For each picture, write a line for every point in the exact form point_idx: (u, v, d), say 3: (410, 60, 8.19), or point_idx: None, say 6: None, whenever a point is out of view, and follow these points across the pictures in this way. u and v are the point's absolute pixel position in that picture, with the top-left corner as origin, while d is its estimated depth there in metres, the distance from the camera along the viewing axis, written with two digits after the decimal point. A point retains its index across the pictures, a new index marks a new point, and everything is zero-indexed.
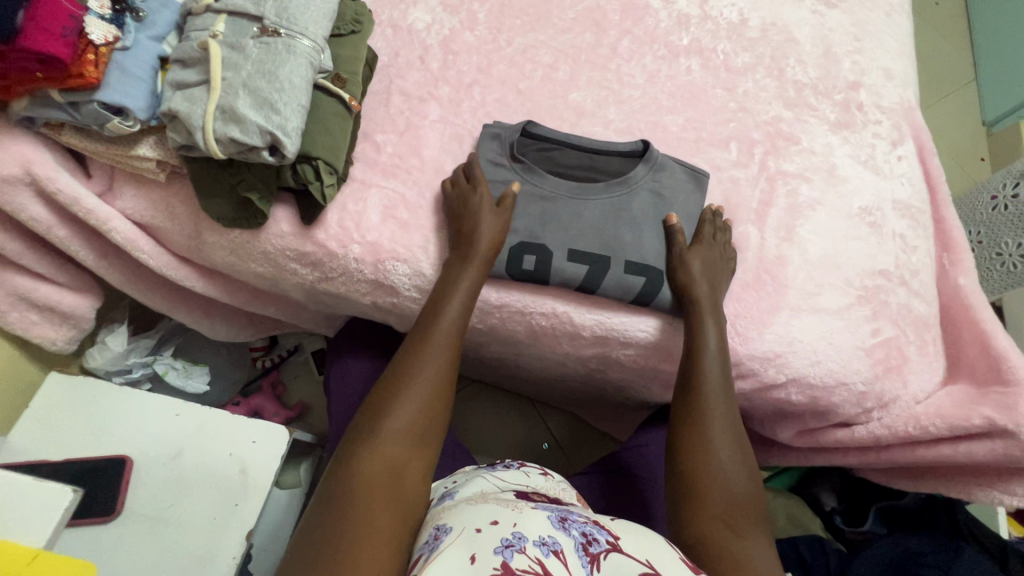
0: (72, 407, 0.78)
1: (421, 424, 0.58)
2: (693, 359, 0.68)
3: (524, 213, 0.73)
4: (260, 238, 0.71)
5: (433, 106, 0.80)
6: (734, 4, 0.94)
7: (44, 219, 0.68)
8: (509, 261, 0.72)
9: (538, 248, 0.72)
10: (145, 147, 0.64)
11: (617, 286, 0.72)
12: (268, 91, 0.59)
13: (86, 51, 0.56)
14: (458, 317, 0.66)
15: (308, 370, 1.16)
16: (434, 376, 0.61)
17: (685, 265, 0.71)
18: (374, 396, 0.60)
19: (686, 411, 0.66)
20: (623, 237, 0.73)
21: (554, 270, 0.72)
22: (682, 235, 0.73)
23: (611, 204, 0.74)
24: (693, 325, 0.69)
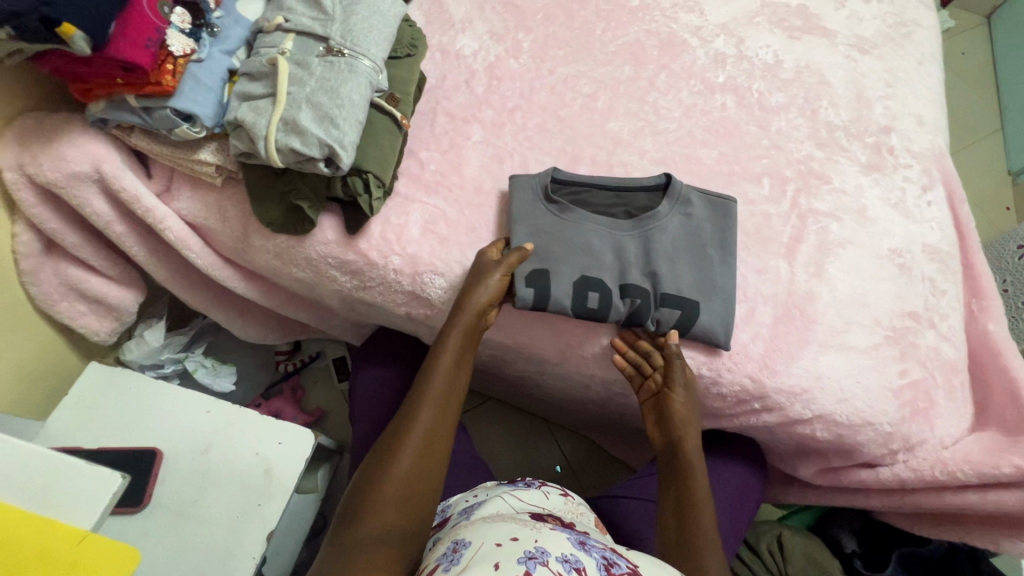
0: (108, 397, 0.81)
1: (409, 495, 0.59)
2: (690, 498, 0.70)
3: (573, 251, 0.74)
4: (305, 245, 0.73)
5: (476, 128, 0.83)
6: (769, 46, 0.99)
7: (104, 215, 0.71)
8: (574, 297, 0.72)
9: (600, 284, 0.73)
10: (207, 152, 0.68)
11: (655, 317, 0.74)
12: (329, 106, 0.63)
13: (165, 62, 0.60)
14: (449, 371, 0.68)
15: (328, 377, 1.18)
16: (425, 443, 0.62)
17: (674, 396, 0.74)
18: (369, 462, 0.61)
19: (681, 541, 0.66)
20: (659, 270, 0.74)
21: (613, 309, 0.73)
22: (684, 370, 0.72)
23: (645, 236, 0.76)
24: (683, 469, 0.73)
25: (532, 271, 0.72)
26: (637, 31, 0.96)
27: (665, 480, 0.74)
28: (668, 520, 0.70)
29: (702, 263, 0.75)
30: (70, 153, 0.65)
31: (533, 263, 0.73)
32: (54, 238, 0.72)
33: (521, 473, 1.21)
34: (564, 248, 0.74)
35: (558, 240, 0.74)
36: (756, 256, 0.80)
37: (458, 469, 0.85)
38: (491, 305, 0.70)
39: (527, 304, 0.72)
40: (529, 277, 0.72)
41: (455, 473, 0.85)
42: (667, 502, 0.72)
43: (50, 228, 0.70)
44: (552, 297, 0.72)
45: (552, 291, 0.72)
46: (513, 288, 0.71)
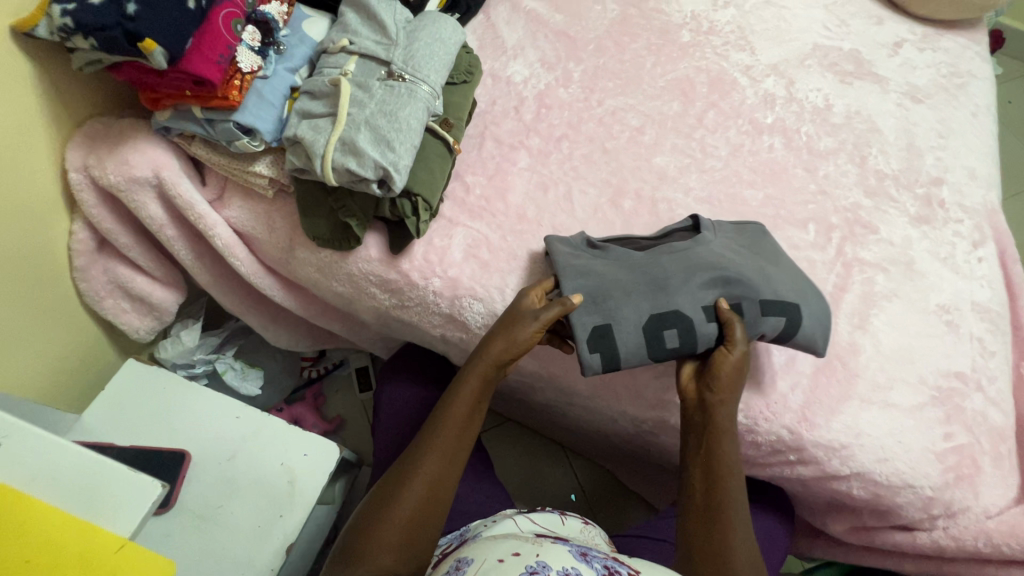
0: (143, 395, 0.82)
1: (409, 541, 0.59)
2: (720, 466, 0.65)
3: (628, 293, 0.69)
4: (348, 261, 0.74)
5: (523, 154, 0.84)
6: (820, 89, 0.98)
7: (159, 219, 0.72)
8: (652, 346, 0.68)
9: (678, 319, 0.68)
10: (263, 164, 0.69)
11: (759, 327, 0.68)
12: (387, 129, 0.63)
13: (233, 77, 0.62)
14: (462, 418, 0.66)
15: (348, 386, 1.19)
16: (430, 486, 0.62)
17: (726, 360, 0.67)
18: (375, 498, 0.62)
19: (707, 513, 0.63)
20: (737, 284, 0.69)
21: (697, 340, 0.68)
22: (744, 331, 0.67)
23: (686, 257, 0.71)
24: (714, 432, 0.66)
25: (595, 329, 0.68)
26: (686, 67, 0.97)
27: (691, 437, 0.69)
28: (695, 485, 0.66)
29: (764, 272, 0.71)
30: (133, 158, 0.67)
31: (595, 318, 0.68)
32: (108, 237, 0.74)
33: (535, 500, 1.19)
34: (620, 291, 0.70)
35: (610, 282, 0.70)
36: None
37: (479, 495, 0.84)
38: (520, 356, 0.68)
39: (598, 368, 0.68)
40: (592, 342, 0.68)
41: (476, 499, 0.83)
42: (694, 462, 0.67)
43: (107, 228, 0.72)
44: (622, 357, 0.68)
45: (620, 349, 0.68)
46: (580, 356, 0.67)
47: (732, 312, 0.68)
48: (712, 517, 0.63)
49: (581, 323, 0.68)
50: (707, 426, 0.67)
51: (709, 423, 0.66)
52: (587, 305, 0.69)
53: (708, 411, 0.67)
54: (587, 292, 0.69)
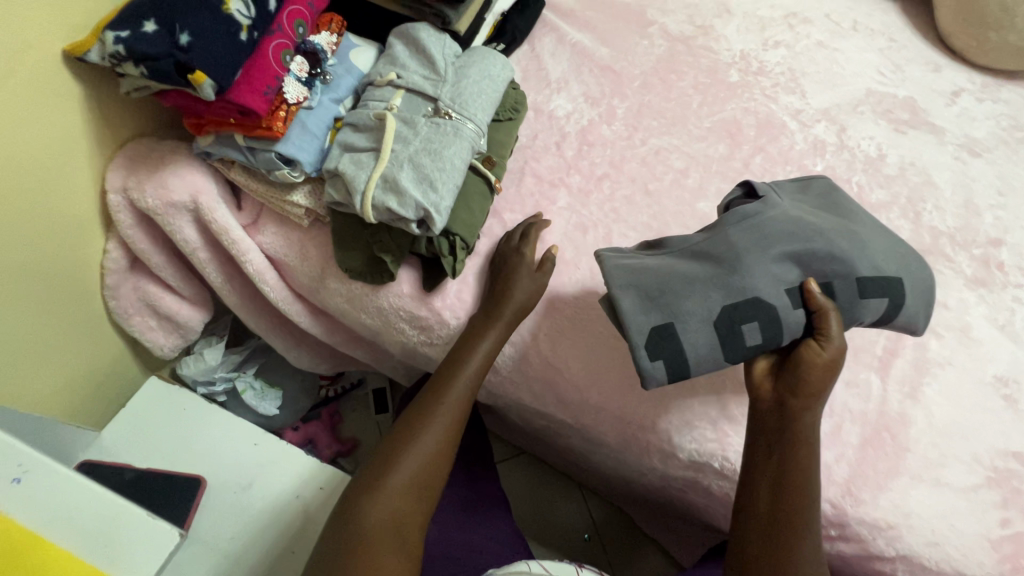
0: (163, 416, 0.81)
1: (428, 477, 0.62)
2: (796, 481, 0.60)
3: (691, 286, 0.63)
4: (379, 295, 0.72)
5: (563, 193, 0.82)
6: (873, 137, 0.94)
7: (192, 241, 0.71)
8: (728, 345, 0.62)
9: (755, 309, 0.61)
10: (300, 194, 0.68)
11: (860, 312, 0.62)
12: (430, 169, 0.61)
13: (279, 108, 0.61)
14: (481, 367, 0.67)
15: (364, 406, 1.20)
16: (450, 424, 0.65)
17: (815, 359, 0.61)
18: (396, 433, 0.64)
19: (771, 528, 0.60)
20: (823, 261, 0.62)
21: (782, 331, 0.62)
22: (842, 325, 0.61)
23: (756, 236, 0.63)
24: (793, 442, 0.61)
25: (654, 330, 0.62)
26: (734, 108, 0.94)
27: (763, 442, 0.63)
28: (761, 494, 0.61)
29: (852, 242, 0.63)
30: (173, 182, 0.66)
31: (653, 318, 0.62)
32: (141, 257, 0.73)
33: (545, 533, 1.15)
34: (680, 284, 0.63)
35: (666, 275, 0.64)
36: (847, 368, 0.74)
37: (495, 542, 0.81)
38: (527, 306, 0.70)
39: (665, 376, 0.63)
40: (653, 347, 0.62)
41: (493, 546, 0.80)
42: (762, 467, 0.62)
43: (140, 248, 0.71)
44: (688, 362, 0.62)
45: (686, 352, 0.62)
46: (642, 367, 0.62)
47: (824, 297, 0.62)
48: (775, 530, 0.60)
49: (636, 324, 0.62)
50: (785, 432, 0.61)
51: (789, 430, 0.61)
52: (640, 303, 0.63)
53: (790, 417, 0.61)
54: (642, 289, 0.63)
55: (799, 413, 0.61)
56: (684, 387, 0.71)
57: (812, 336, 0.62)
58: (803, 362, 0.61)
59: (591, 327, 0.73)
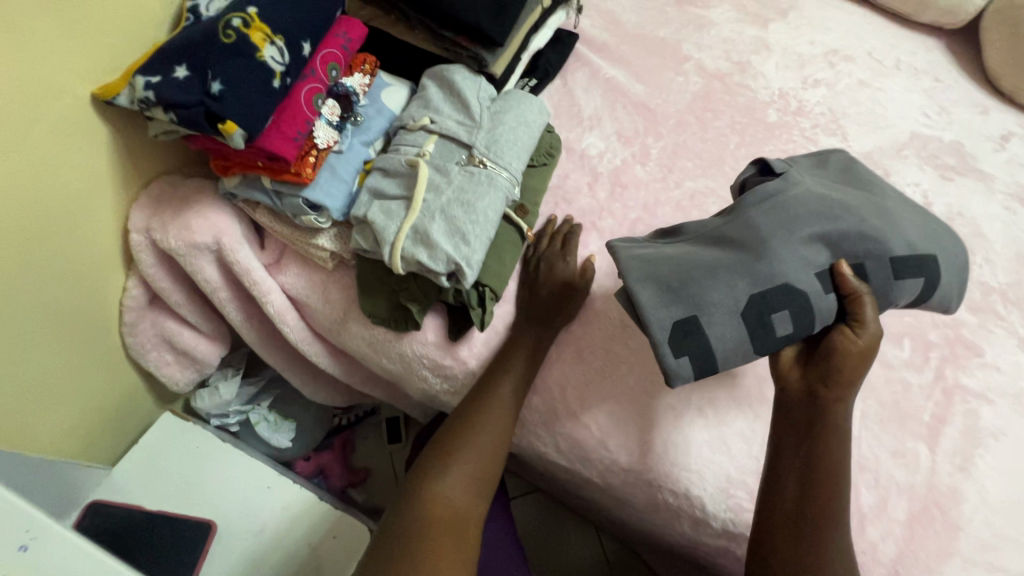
0: (176, 454, 0.79)
1: (483, 471, 0.65)
2: (826, 481, 0.55)
3: (714, 276, 0.58)
4: (403, 342, 0.70)
5: (594, 237, 0.79)
6: (918, 184, 0.90)
7: (213, 281, 0.69)
8: (756, 336, 0.58)
9: (784, 297, 0.57)
10: (326, 238, 0.66)
11: (895, 295, 0.59)
12: (463, 221, 0.59)
13: (308, 154, 0.59)
14: (530, 368, 0.69)
15: (378, 435, 1.17)
16: (503, 421, 0.67)
17: (848, 344, 0.57)
18: (452, 429, 0.67)
19: (796, 527, 0.55)
20: (854, 240, 0.58)
21: (813, 319, 0.58)
22: (877, 311, 0.57)
23: (778, 217, 0.60)
24: (825, 437, 0.56)
25: (677, 326, 0.57)
26: (773, 150, 0.90)
27: (792, 438, 0.58)
28: (788, 493, 0.57)
29: (882, 219, 0.60)
30: (196, 224, 0.64)
31: (675, 312, 0.58)
32: (160, 294, 0.71)
33: None
34: (702, 274, 0.59)
35: (686, 264, 0.60)
36: (893, 436, 0.70)
37: None
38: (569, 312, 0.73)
39: (690, 373, 0.58)
40: (677, 343, 0.57)
41: None
42: (789, 464, 0.57)
43: (160, 287, 0.70)
44: (714, 357, 0.58)
45: (713, 347, 0.57)
46: (666, 364, 0.57)
47: (855, 280, 0.58)
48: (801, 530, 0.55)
49: (658, 319, 0.57)
50: (815, 425, 0.57)
51: (821, 422, 0.57)
52: (661, 297, 0.58)
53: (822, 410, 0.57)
54: (659, 281, 0.59)
55: (828, 405, 0.57)
56: (720, 450, 0.67)
57: (845, 323, 0.59)
58: (836, 350, 0.58)
59: (620, 380, 0.71)
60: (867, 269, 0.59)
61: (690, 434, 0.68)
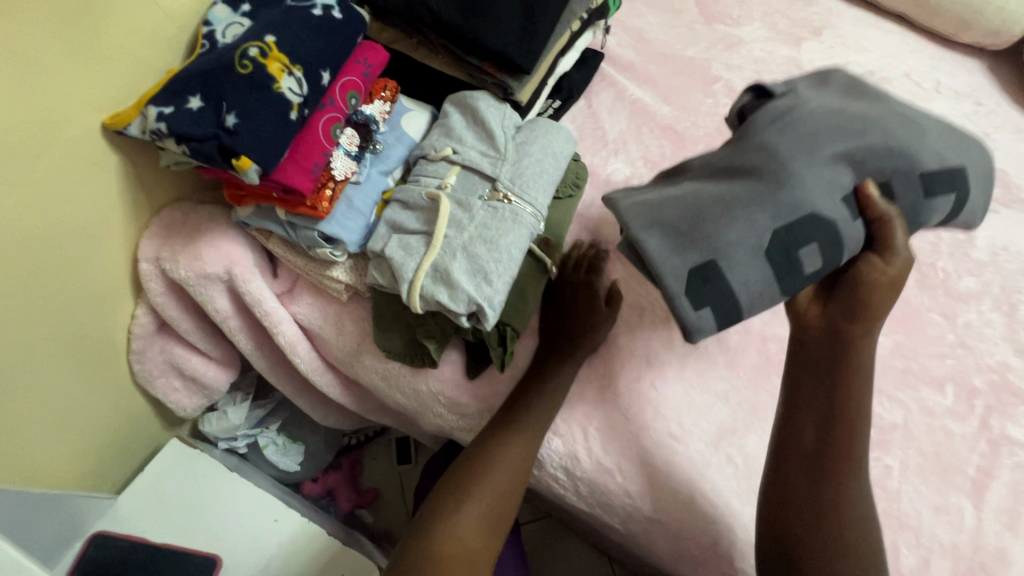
0: (180, 483, 0.77)
1: (497, 510, 0.61)
2: (847, 420, 0.52)
3: (731, 211, 0.51)
4: (418, 378, 0.67)
5: (619, 269, 0.76)
6: None
7: (224, 310, 0.67)
8: (783, 275, 0.52)
9: (813, 226, 0.50)
10: (341, 270, 0.63)
11: (924, 214, 0.54)
12: (485, 259, 0.55)
13: (325, 186, 0.56)
14: (552, 403, 0.66)
15: (387, 454, 1.15)
16: (522, 457, 0.63)
17: (878, 275, 0.53)
18: (466, 462, 0.64)
19: (814, 466, 0.52)
20: (879, 158, 0.52)
21: (843, 248, 0.52)
22: (907, 234, 0.52)
23: (797, 138, 0.53)
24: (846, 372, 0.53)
25: (693, 273, 0.51)
26: None
27: (808, 374, 0.55)
28: (806, 432, 0.54)
29: (907, 131, 0.54)
30: (207, 253, 0.62)
31: (689, 259, 0.51)
32: (169, 322, 0.69)
33: None
34: (717, 213, 0.51)
35: (697, 203, 0.53)
36: (934, 490, 0.66)
37: None
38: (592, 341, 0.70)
39: (711, 325, 0.52)
40: (695, 292, 0.51)
41: None
42: (807, 410, 0.54)
43: (170, 315, 0.68)
44: (739, 301, 0.51)
45: (735, 293, 0.51)
46: (687, 315, 0.51)
47: (884, 202, 0.52)
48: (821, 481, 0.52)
49: (670, 267, 0.51)
50: (837, 359, 0.54)
51: (843, 361, 0.53)
52: (670, 245, 0.52)
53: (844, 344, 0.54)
54: (669, 226, 0.52)
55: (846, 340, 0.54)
56: (750, 502, 0.63)
57: (873, 250, 0.53)
58: (858, 279, 0.54)
59: (645, 424, 0.67)
60: (892, 188, 0.54)
61: (719, 484, 0.64)
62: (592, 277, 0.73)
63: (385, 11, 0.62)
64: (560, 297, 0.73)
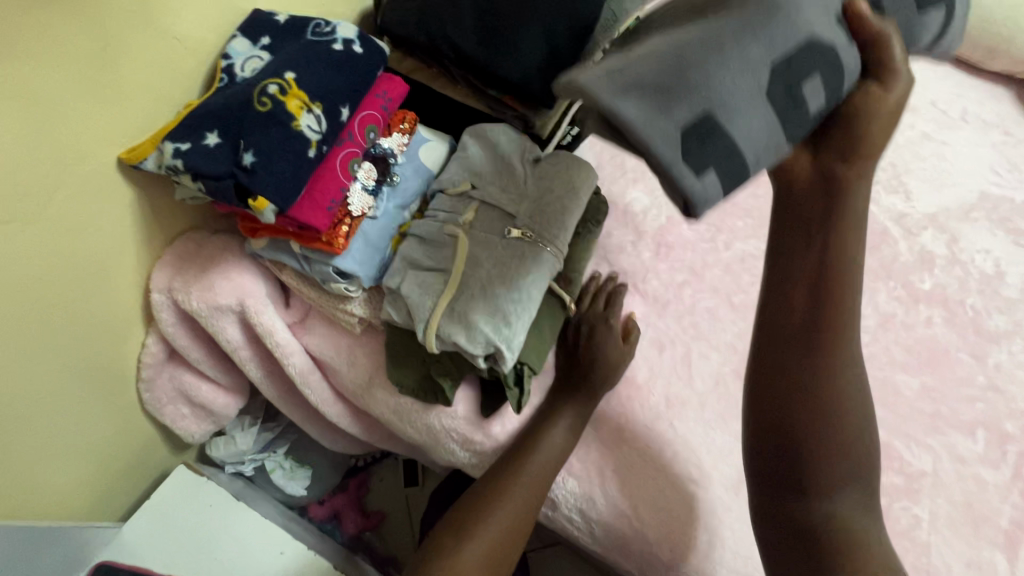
0: (187, 512, 0.75)
1: (501, 550, 0.59)
2: (842, 289, 0.45)
3: (721, 51, 0.36)
4: (431, 414, 0.65)
5: (637, 302, 0.74)
6: (990, 251, 0.83)
7: (235, 341, 0.66)
8: (791, 118, 0.37)
9: (811, 55, 0.37)
10: (355, 304, 0.61)
11: (919, 29, 0.44)
12: (504, 300, 0.54)
13: (341, 222, 0.55)
14: (564, 441, 0.64)
15: (394, 475, 1.13)
16: (529, 497, 0.61)
17: (884, 104, 0.42)
18: (473, 495, 0.62)
19: (802, 359, 0.46)
20: None
21: (848, 79, 0.39)
22: (906, 50, 0.42)
23: None
24: (843, 228, 0.44)
25: (688, 133, 0.35)
26: None
27: (794, 237, 0.46)
28: (795, 303, 0.46)
29: None
30: (220, 285, 0.61)
31: (680, 117, 0.35)
32: (180, 351, 0.68)
33: None
34: (702, 52, 0.36)
35: (671, 48, 0.37)
36: (966, 542, 0.63)
37: None
38: (608, 381, 0.67)
39: (715, 198, 0.36)
40: (693, 157, 0.35)
41: None
42: (794, 289, 0.46)
43: (180, 344, 0.67)
44: (744, 159, 0.37)
45: (741, 152, 0.36)
46: (688, 188, 0.35)
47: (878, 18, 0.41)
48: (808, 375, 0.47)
49: (658, 131, 0.34)
50: (829, 217, 0.44)
51: (838, 216, 0.44)
52: (653, 103, 0.35)
53: (839, 196, 0.44)
54: (648, 81, 0.35)
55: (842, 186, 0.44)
56: None
57: (872, 78, 0.42)
58: (859, 109, 0.42)
59: (664, 467, 0.65)
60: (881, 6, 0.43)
61: (740, 532, 0.62)
62: (609, 311, 0.71)
63: (409, 41, 0.61)
64: (575, 334, 0.72)
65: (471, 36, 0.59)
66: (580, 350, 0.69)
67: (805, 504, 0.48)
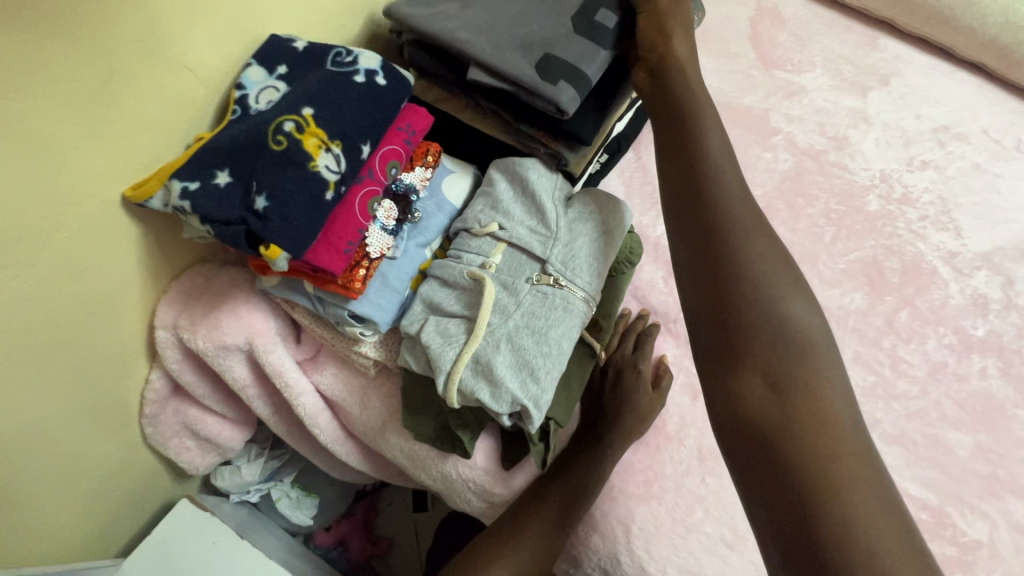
0: (190, 550, 0.71)
1: None
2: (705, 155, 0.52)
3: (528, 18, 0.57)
4: (447, 462, 0.61)
5: (668, 343, 0.70)
6: None
7: (243, 379, 0.63)
8: (599, 39, 0.56)
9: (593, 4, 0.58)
10: (369, 347, 0.57)
11: None
12: (532, 352, 0.50)
13: (359, 264, 0.51)
14: (583, 487, 0.58)
15: (403, 499, 1.09)
16: (540, 547, 0.57)
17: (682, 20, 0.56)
18: (482, 538, 0.59)
19: (698, 223, 0.50)
20: None
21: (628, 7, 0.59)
22: None
23: None
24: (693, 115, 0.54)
25: (536, 64, 0.54)
26: (874, 245, 0.79)
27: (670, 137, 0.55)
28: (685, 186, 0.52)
29: None
30: (227, 323, 0.58)
31: (526, 58, 0.54)
32: (185, 386, 0.65)
33: None
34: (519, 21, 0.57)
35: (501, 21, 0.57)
36: None
37: None
38: (638, 429, 0.62)
39: (573, 98, 0.53)
40: (546, 75, 0.53)
41: None
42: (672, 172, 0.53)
43: (185, 380, 0.64)
44: (586, 74, 0.54)
45: (576, 66, 0.54)
46: (556, 97, 0.53)
47: None
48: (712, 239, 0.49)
49: (512, 65, 0.54)
50: (683, 113, 0.54)
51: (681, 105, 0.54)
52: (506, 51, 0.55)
53: (674, 82, 0.55)
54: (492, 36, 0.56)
55: (677, 84, 0.55)
56: None
57: None
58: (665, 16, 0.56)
59: (696, 528, 0.60)
60: None
61: None
62: (640, 356, 0.66)
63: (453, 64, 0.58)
64: (603, 380, 0.68)
65: (522, 66, 0.54)
66: (607, 398, 0.65)
67: (741, 383, 0.45)
